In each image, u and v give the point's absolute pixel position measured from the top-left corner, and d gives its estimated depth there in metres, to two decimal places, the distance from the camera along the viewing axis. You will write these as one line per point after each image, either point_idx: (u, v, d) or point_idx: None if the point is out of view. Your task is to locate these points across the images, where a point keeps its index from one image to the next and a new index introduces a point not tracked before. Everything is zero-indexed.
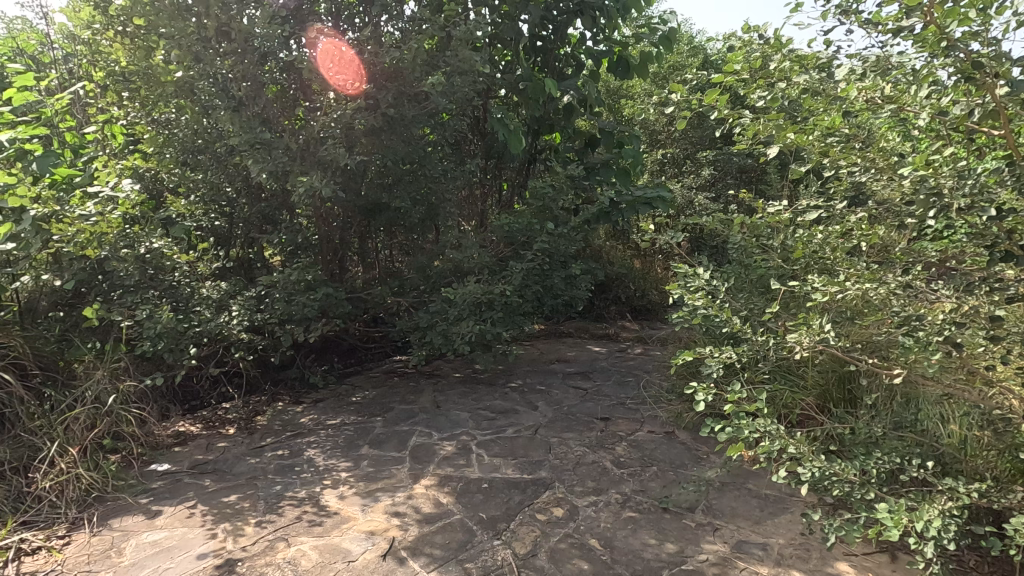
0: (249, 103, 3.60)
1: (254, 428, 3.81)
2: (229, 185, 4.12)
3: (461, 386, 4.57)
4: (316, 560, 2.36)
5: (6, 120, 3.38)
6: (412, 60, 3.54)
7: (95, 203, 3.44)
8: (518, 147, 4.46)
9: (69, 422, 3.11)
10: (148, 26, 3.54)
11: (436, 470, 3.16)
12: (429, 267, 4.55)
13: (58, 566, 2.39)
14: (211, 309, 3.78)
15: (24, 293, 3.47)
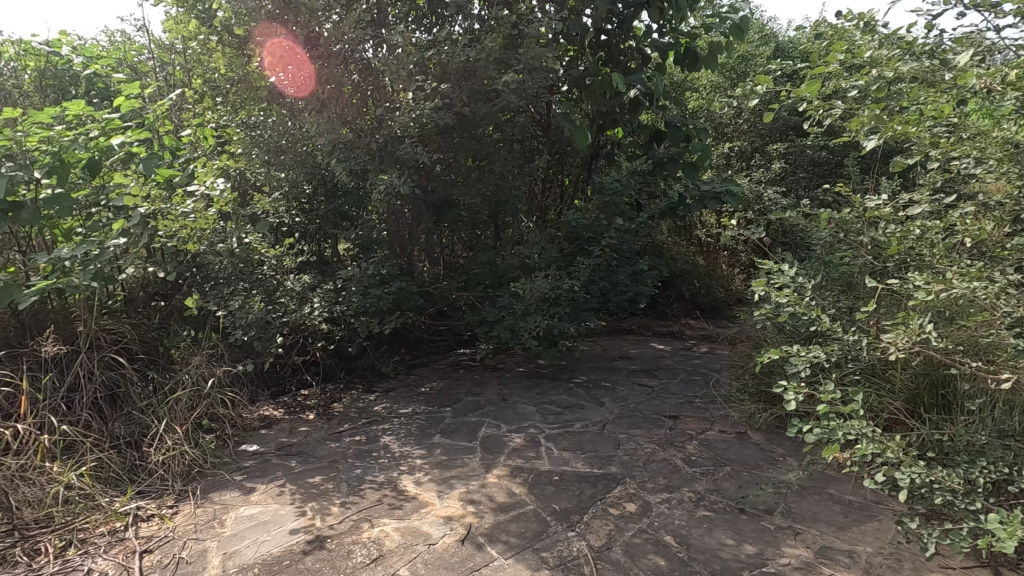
0: (330, 104, 3.91)
1: (332, 415, 4.01)
2: (307, 184, 4.29)
3: (526, 381, 4.64)
4: (398, 541, 2.47)
5: (117, 125, 3.69)
6: (486, 59, 3.61)
7: (194, 202, 3.72)
8: (584, 143, 4.40)
9: (173, 402, 3.41)
10: (248, 35, 3.85)
11: (507, 461, 3.23)
12: (497, 263, 4.63)
13: (171, 532, 2.60)
14: (294, 300, 3.99)
15: (129, 284, 3.80)
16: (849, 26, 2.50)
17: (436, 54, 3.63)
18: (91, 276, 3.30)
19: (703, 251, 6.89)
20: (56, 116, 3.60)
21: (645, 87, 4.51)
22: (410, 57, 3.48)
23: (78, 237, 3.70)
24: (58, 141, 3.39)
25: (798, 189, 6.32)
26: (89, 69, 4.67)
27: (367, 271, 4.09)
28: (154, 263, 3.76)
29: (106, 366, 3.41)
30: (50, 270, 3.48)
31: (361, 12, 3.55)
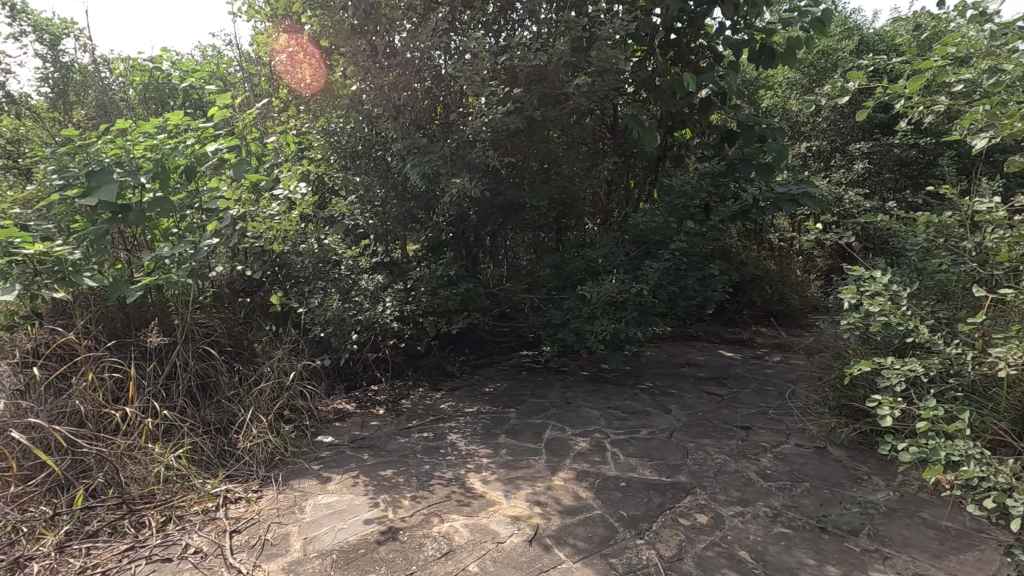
0: (405, 110, 3.95)
1: (401, 411, 4.14)
2: (379, 186, 4.40)
3: (589, 385, 4.60)
4: (467, 537, 2.52)
5: (211, 134, 3.99)
6: (557, 61, 3.62)
7: (279, 204, 3.97)
8: (653, 143, 4.30)
9: (257, 393, 3.63)
10: (332, 46, 4.08)
11: (574, 465, 3.21)
12: (563, 266, 4.63)
13: (257, 515, 2.77)
14: (368, 300, 4.12)
15: (220, 282, 4.08)
16: (957, 15, 2.35)
17: (508, 59, 3.69)
18: (187, 273, 3.57)
19: (775, 256, 6.56)
20: (159, 126, 3.92)
21: (716, 87, 4.42)
22: (484, 63, 3.53)
23: (175, 237, 4.00)
24: (161, 149, 3.71)
25: (883, 192, 5.92)
26: (184, 81, 5.01)
27: (436, 272, 4.19)
28: (242, 261, 4.02)
29: (199, 358, 3.68)
30: (152, 268, 3.79)
31: (438, 20, 3.65)
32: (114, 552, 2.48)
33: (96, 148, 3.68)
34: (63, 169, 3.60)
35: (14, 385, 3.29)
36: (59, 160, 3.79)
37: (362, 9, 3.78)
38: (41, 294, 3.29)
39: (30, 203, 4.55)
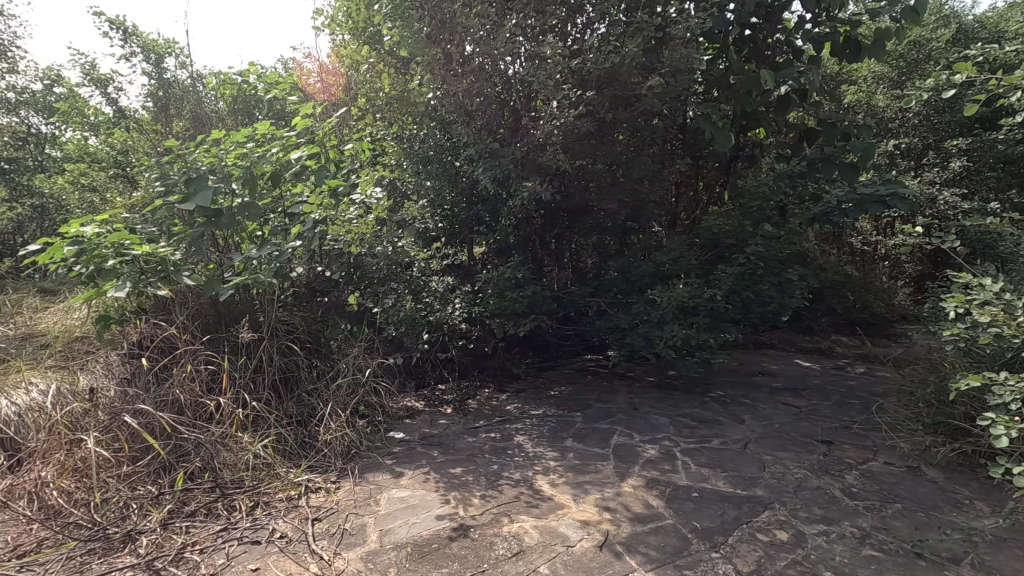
0: (477, 115, 4.05)
1: (468, 411, 4.22)
2: (451, 191, 4.53)
3: (656, 391, 4.51)
4: (538, 539, 2.53)
5: (293, 142, 4.24)
6: (630, 63, 3.56)
7: (357, 208, 4.17)
8: (726, 144, 4.12)
9: (335, 388, 3.82)
10: (411, 56, 4.23)
11: (643, 472, 3.15)
12: (631, 269, 4.56)
13: (336, 504, 2.91)
14: (437, 300, 4.25)
15: (301, 282, 4.30)
16: None
17: (580, 63, 3.69)
18: (273, 273, 3.79)
19: (857, 261, 6.28)
20: (248, 136, 4.22)
21: (796, 83, 4.21)
22: (557, 67, 3.55)
23: (261, 240, 4.25)
24: (250, 157, 3.99)
25: (984, 191, 5.44)
26: (270, 93, 5.32)
27: (503, 274, 4.24)
28: (322, 263, 4.16)
29: (282, 353, 3.90)
30: (242, 267, 4.07)
31: (511, 27, 3.69)
32: (210, 531, 2.66)
33: (193, 157, 4.00)
34: (165, 177, 3.94)
35: (123, 373, 3.62)
36: (162, 168, 4.14)
37: (437, 19, 3.90)
38: (147, 291, 3.60)
39: (137, 209, 4.99)
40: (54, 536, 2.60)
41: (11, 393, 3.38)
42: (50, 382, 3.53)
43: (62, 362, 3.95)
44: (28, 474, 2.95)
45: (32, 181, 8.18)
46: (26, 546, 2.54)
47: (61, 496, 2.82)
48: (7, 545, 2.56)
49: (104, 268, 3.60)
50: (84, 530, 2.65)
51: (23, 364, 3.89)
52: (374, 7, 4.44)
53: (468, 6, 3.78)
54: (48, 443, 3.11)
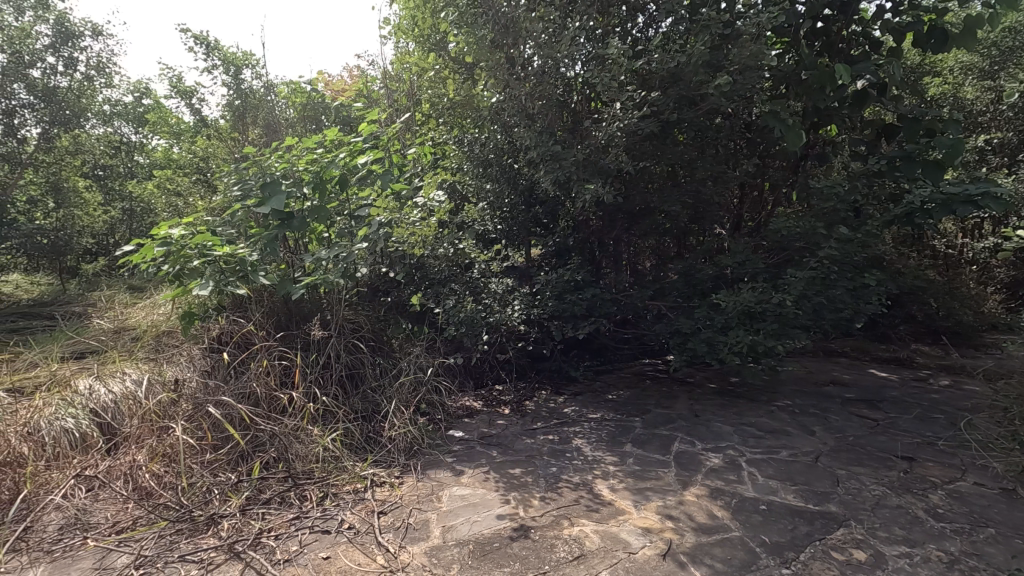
0: (539, 117, 4.07)
1: (525, 412, 4.25)
2: (511, 193, 4.59)
3: (719, 398, 4.38)
4: (599, 544, 2.51)
5: (359, 147, 4.39)
6: (697, 62, 3.48)
7: (421, 211, 4.28)
8: (797, 142, 3.79)
9: (398, 386, 3.94)
10: (475, 61, 4.31)
11: (706, 481, 3.07)
12: (694, 273, 4.45)
13: (400, 499, 3.00)
14: (497, 302, 4.29)
15: (367, 282, 4.45)
16: None
17: (644, 64, 3.64)
18: (341, 274, 3.96)
19: (940, 265, 5.86)
20: (318, 142, 4.40)
21: (874, 77, 3.96)
22: (621, 68, 3.52)
23: (328, 242, 4.42)
24: (320, 162, 4.16)
25: None
26: (337, 100, 5.52)
27: (562, 277, 4.25)
28: (386, 264, 4.26)
29: (349, 351, 4.07)
30: (311, 268, 4.26)
31: (574, 30, 3.69)
32: (284, 519, 2.81)
33: (268, 163, 4.20)
34: (243, 182, 4.16)
35: (205, 366, 3.87)
36: (241, 173, 4.40)
37: (500, 24, 3.96)
38: (228, 290, 3.82)
39: (216, 212, 5.31)
40: (147, 515, 2.82)
41: (109, 381, 3.69)
42: (141, 372, 3.82)
43: (151, 354, 4.27)
44: (124, 457, 3.21)
45: (124, 187, 8.86)
46: (123, 523, 2.77)
47: (152, 478, 3.05)
48: (107, 521, 2.79)
49: (190, 268, 3.87)
50: (172, 511, 2.85)
51: (118, 355, 4.22)
52: (440, 14, 4.55)
53: (531, 10, 3.82)
54: (140, 429, 3.37)
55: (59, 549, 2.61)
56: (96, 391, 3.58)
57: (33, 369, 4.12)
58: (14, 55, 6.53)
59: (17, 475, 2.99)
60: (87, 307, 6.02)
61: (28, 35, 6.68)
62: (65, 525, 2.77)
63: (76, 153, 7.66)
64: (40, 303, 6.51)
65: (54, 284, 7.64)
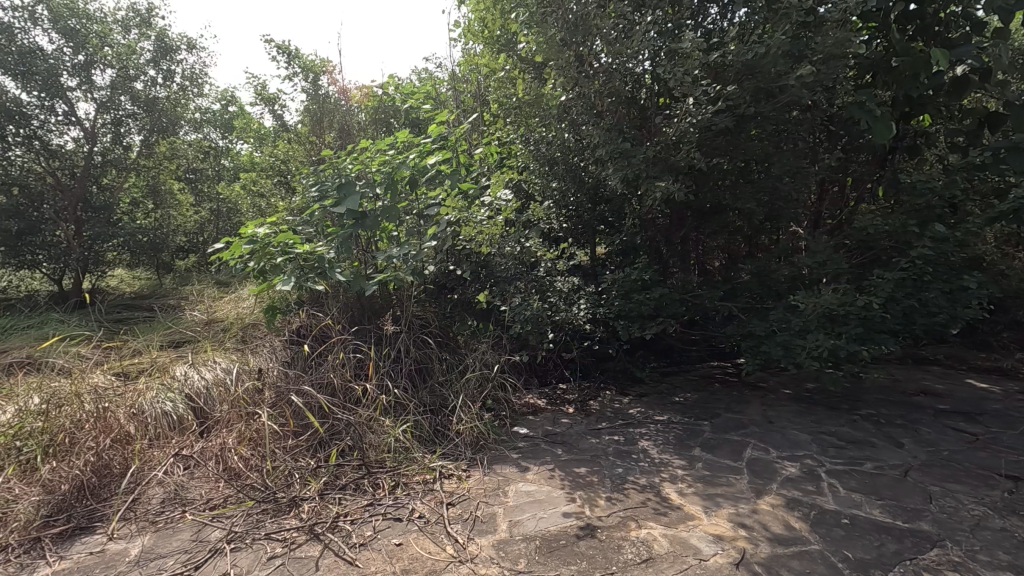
0: (607, 115, 4.02)
1: (590, 411, 4.23)
2: (579, 192, 4.59)
3: (795, 405, 4.18)
4: (668, 548, 2.46)
5: (428, 148, 4.52)
6: (776, 53, 3.33)
7: (489, 211, 4.37)
8: (886, 136, 3.60)
9: (465, 382, 4.02)
10: (545, 61, 4.31)
11: (781, 490, 2.94)
12: (768, 273, 4.27)
13: (468, 491, 3.07)
14: (563, 301, 4.26)
15: (435, 280, 4.57)
16: None
17: (720, 57, 3.53)
18: (410, 271, 4.12)
19: None
20: (390, 144, 4.56)
21: (977, 62, 3.64)
22: (695, 62, 3.43)
23: (398, 241, 4.57)
24: (392, 163, 4.31)
25: None
26: (407, 103, 5.69)
27: (630, 275, 4.20)
28: (452, 262, 4.42)
29: (418, 345, 4.22)
30: (383, 266, 4.44)
31: (645, 26, 3.62)
32: (359, 505, 2.94)
33: (344, 165, 4.40)
34: (321, 183, 4.40)
35: (286, 357, 4.11)
36: (319, 175, 4.65)
37: (569, 23, 3.92)
38: (307, 286, 4.04)
39: (295, 212, 5.62)
40: (236, 494, 3.03)
41: (202, 369, 3.99)
42: (230, 361, 4.10)
43: (238, 344, 4.58)
44: (215, 439, 3.46)
45: (212, 188, 9.53)
46: (216, 500, 2.99)
47: (240, 460, 3.27)
48: (201, 498, 3.03)
49: (273, 265, 4.16)
50: (258, 492, 3.05)
51: (209, 345, 4.55)
52: (510, 15, 4.59)
53: (602, 7, 3.77)
54: (229, 414, 3.62)
55: (162, 520, 2.86)
56: (191, 377, 3.88)
57: (137, 355, 4.51)
58: (121, 70, 7.17)
59: (125, 451, 3.30)
60: (180, 300, 6.53)
61: (133, 52, 7.31)
62: (166, 499, 3.03)
63: (172, 158, 8.33)
64: (140, 296, 7.11)
65: (152, 279, 8.32)
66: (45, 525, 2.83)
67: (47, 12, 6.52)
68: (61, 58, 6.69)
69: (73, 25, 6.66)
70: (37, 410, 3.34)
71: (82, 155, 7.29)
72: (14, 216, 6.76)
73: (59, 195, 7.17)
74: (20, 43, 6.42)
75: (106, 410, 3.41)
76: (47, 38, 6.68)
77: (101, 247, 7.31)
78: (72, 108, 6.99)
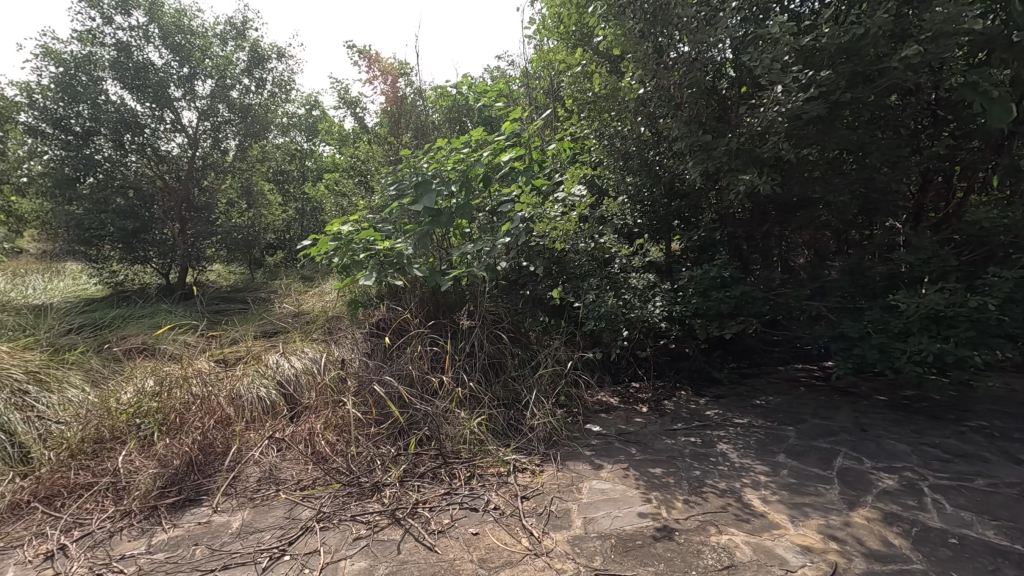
0: (687, 107, 3.90)
1: (664, 411, 4.13)
2: (657, 187, 4.51)
3: (891, 413, 3.88)
4: (751, 556, 2.37)
5: (502, 145, 4.57)
6: (877, 34, 3.10)
7: (563, 206, 4.35)
8: (1004, 119, 3.22)
9: (538, 378, 4.05)
10: (623, 54, 4.23)
11: (877, 504, 2.75)
12: (862, 271, 3.98)
13: (542, 486, 3.10)
14: (637, 298, 4.20)
15: (509, 276, 4.63)
16: None
17: (812, 41, 3.32)
18: (485, 267, 4.18)
19: None
20: (465, 142, 4.64)
21: None
22: (784, 48, 3.25)
23: (471, 238, 4.67)
24: (467, 162, 4.39)
25: None
26: (480, 101, 5.78)
27: (708, 273, 4.05)
28: (525, 258, 4.45)
29: (491, 340, 4.29)
30: (457, 262, 4.53)
31: (729, 12, 3.49)
32: (437, 493, 3.04)
33: (421, 164, 4.54)
34: (400, 182, 4.56)
35: (367, 348, 4.32)
36: (398, 174, 4.82)
37: (647, 13, 3.85)
38: (387, 281, 4.20)
39: (375, 211, 5.85)
40: (323, 477, 3.22)
41: (292, 358, 4.29)
42: (316, 352, 4.36)
43: (323, 335, 4.86)
44: (303, 425, 3.70)
45: (298, 188, 10.13)
46: (305, 481, 3.19)
47: (327, 445, 3.47)
48: (293, 478, 3.24)
49: (355, 261, 4.35)
50: (344, 475, 3.23)
51: (298, 336, 4.86)
52: (587, 9, 4.54)
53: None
54: (317, 401, 3.87)
55: (260, 497, 3.09)
56: (282, 366, 4.17)
57: (235, 344, 4.89)
58: (220, 80, 7.77)
59: (226, 432, 3.60)
60: (270, 293, 6.98)
61: (231, 62, 7.88)
62: (262, 477, 3.27)
63: (263, 161, 8.93)
64: (234, 290, 7.68)
65: (244, 274, 8.97)
66: (160, 495, 3.11)
67: (158, 29, 7.20)
68: (169, 71, 7.35)
69: (179, 41, 7.31)
70: (153, 391, 3.70)
71: (186, 160, 7.96)
72: (130, 216, 7.39)
73: (167, 196, 7.86)
74: (136, 59, 7.11)
75: (211, 393, 3.72)
76: (158, 54, 7.37)
77: (202, 244, 7.96)
78: (178, 117, 7.65)
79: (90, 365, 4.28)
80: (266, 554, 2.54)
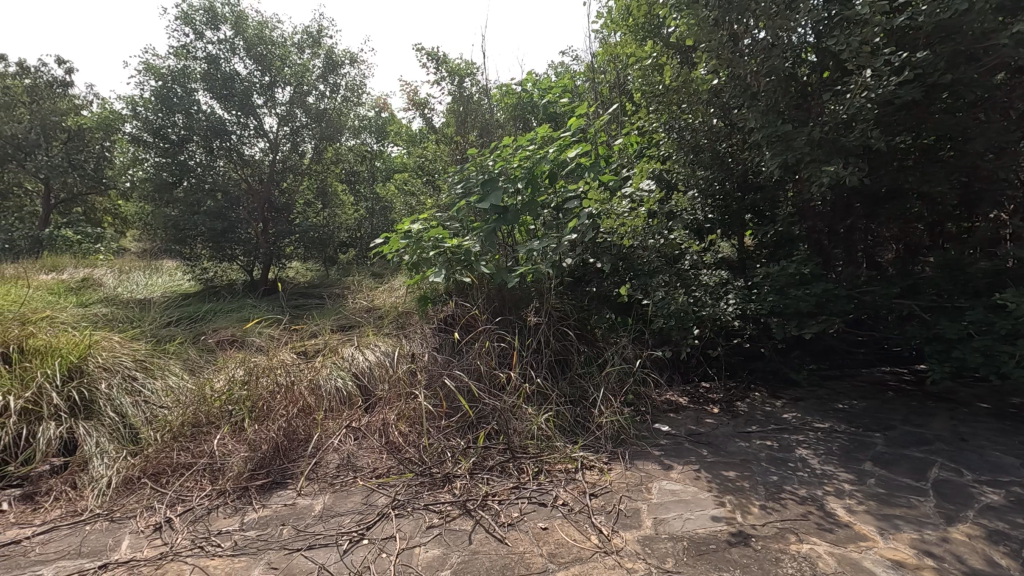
0: (764, 97, 3.72)
1: (737, 413, 3.99)
2: (732, 180, 4.36)
3: (995, 422, 3.56)
4: (835, 568, 2.25)
5: (568, 142, 4.54)
6: (983, 9, 2.84)
7: (631, 202, 4.27)
8: None
9: (605, 376, 4.03)
10: (695, 44, 4.10)
11: (980, 520, 2.53)
12: (962, 267, 3.67)
13: (610, 484, 3.08)
14: (710, 296, 4.09)
15: (575, 273, 4.62)
16: None
17: (907, 20, 3.08)
18: (551, 264, 4.19)
19: None
20: (530, 139, 4.64)
21: None
22: (875, 29, 3.04)
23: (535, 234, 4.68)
24: (533, 159, 4.39)
25: None
26: (545, 98, 5.77)
27: (785, 269, 3.83)
28: (592, 254, 4.41)
29: (558, 337, 4.30)
30: (523, 259, 4.54)
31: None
32: (506, 486, 3.09)
33: (487, 162, 4.59)
34: (467, 181, 4.63)
35: (436, 343, 4.45)
36: (464, 172, 4.89)
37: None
38: (455, 278, 4.28)
39: (442, 209, 5.99)
40: (397, 467, 3.36)
41: (366, 352, 4.48)
42: (389, 346, 4.54)
43: (395, 330, 5.04)
44: (378, 415, 3.88)
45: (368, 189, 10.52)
46: (381, 470, 3.34)
47: (400, 435, 3.61)
48: (369, 466, 3.40)
49: (424, 258, 4.46)
50: (416, 465, 3.35)
51: (371, 330, 5.07)
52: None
53: None
54: (390, 393, 4.03)
55: (339, 482, 3.26)
56: (357, 359, 4.39)
57: (314, 337, 5.16)
58: (297, 87, 8.20)
59: (308, 420, 3.82)
60: (343, 289, 7.31)
61: (307, 70, 8.29)
62: (340, 464, 3.45)
63: (336, 163, 9.35)
64: (311, 286, 8.10)
65: (319, 271, 9.44)
66: (251, 477, 3.35)
67: (243, 42, 7.70)
68: (253, 81, 7.84)
69: (262, 51, 7.82)
70: (243, 380, 3.98)
71: (267, 163, 8.47)
72: (219, 218, 7.96)
73: (251, 198, 8.40)
74: (223, 71, 7.64)
75: (294, 384, 3.96)
76: (242, 65, 7.88)
77: (282, 242, 8.46)
78: (260, 124, 8.14)
79: (187, 354, 4.66)
80: (346, 537, 2.68)
